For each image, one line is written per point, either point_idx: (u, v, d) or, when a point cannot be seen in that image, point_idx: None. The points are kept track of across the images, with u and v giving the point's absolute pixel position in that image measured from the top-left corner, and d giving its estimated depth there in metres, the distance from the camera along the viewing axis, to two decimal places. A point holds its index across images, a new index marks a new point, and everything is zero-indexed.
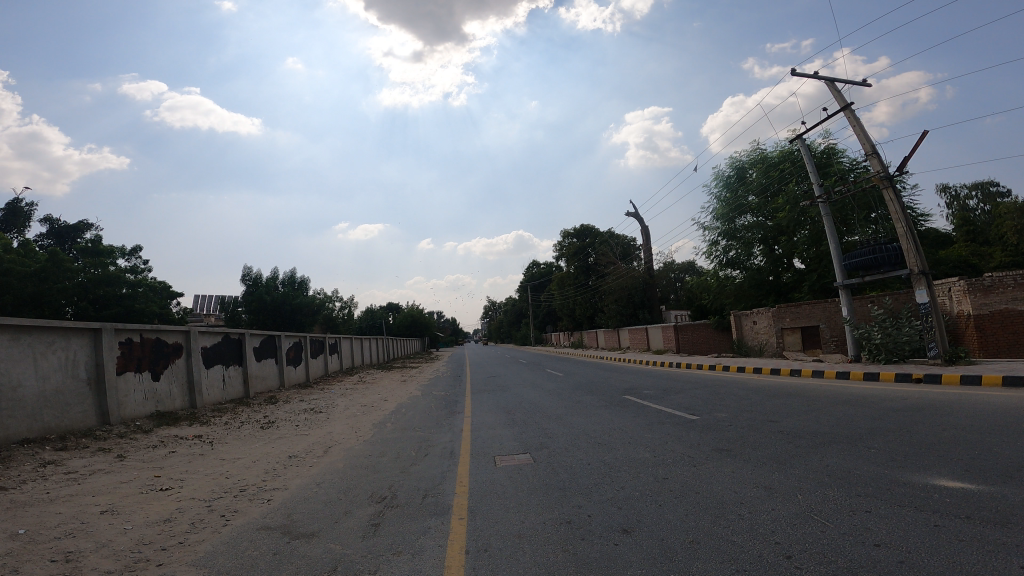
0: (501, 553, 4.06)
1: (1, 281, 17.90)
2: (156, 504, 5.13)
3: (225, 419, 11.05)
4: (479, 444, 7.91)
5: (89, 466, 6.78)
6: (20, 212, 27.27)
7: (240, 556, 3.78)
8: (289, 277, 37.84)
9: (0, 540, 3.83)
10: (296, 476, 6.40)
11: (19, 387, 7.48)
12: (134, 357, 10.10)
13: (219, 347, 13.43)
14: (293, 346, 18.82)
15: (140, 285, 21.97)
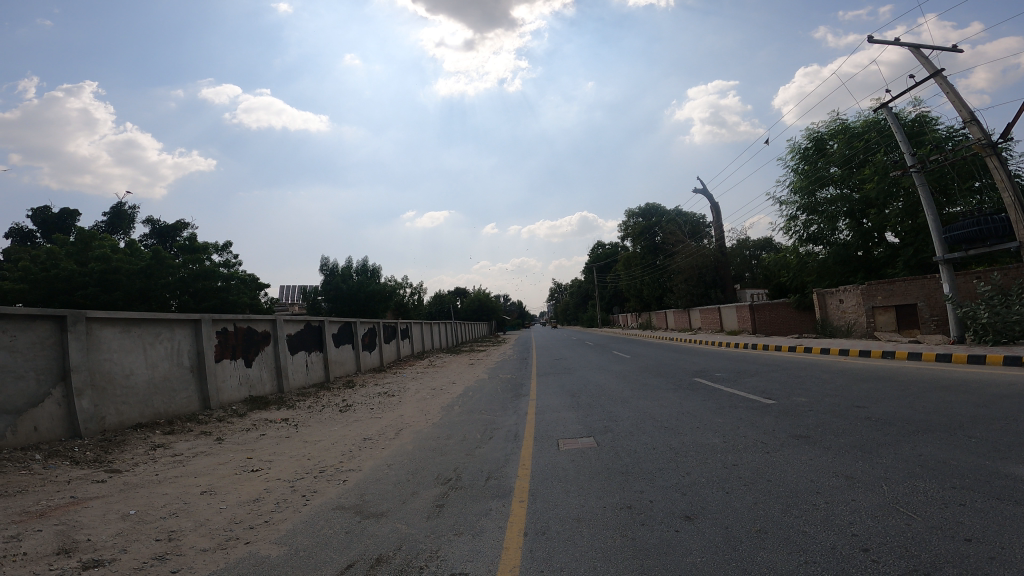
0: (560, 536, 4.14)
1: (114, 278, 19.77)
2: (247, 485, 5.60)
3: (309, 403, 11.78)
4: (545, 428, 8.02)
5: (191, 448, 7.49)
6: (125, 215, 30.02)
7: (317, 535, 4.08)
8: (364, 265, 39.40)
9: (115, 520, 4.33)
10: (370, 458, 6.78)
11: (131, 375, 8.32)
12: (229, 346, 10.95)
13: (302, 336, 14.28)
14: (368, 333, 19.70)
15: (233, 278, 23.70)
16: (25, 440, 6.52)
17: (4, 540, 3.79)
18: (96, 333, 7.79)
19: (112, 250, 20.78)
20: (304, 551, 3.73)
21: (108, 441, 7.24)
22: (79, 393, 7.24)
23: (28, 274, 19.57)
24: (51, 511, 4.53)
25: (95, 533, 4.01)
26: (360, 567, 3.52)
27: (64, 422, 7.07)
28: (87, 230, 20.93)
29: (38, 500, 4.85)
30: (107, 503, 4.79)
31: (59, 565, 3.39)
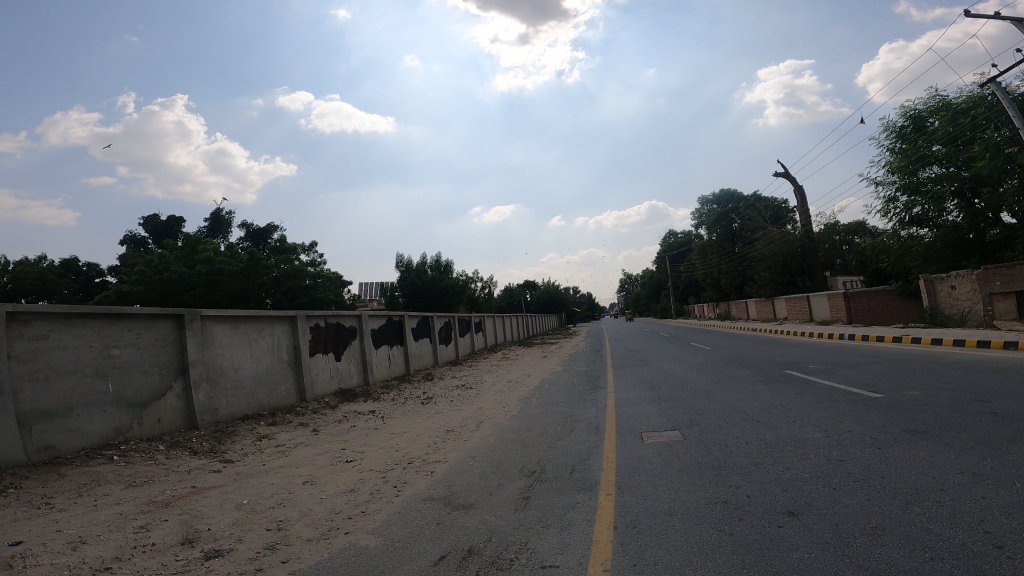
0: (652, 530, 4.07)
1: (217, 279, 21.26)
2: (343, 475, 5.89)
3: (392, 395, 12.23)
4: (628, 420, 7.90)
5: (291, 439, 7.96)
6: (222, 221, 32.16)
7: (410, 525, 4.22)
8: (437, 261, 40.28)
9: (231, 509, 4.66)
10: (454, 449, 6.94)
11: (239, 369, 8.95)
12: (321, 340, 11.55)
13: (385, 330, 14.83)
14: (443, 326, 20.18)
15: (320, 276, 24.74)
16: (149, 430, 7.17)
17: (138, 529, 4.16)
18: (209, 330, 8.43)
19: (214, 253, 22.41)
20: (399, 543, 3.86)
21: (220, 432, 7.83)
22: (194, 385, 7.86)
23: (144, 277, 21.41)
24: (176, 500, 4.95)
25: (213, 522, 4.33)
26: (453, 558, 3.59)
27: (182, 414, 7.70)
28: (193, 235, 22.71)
29: (164, 489, 5.31)
30: (222, 493, 5.17)
31: (184, 556, 3.65)
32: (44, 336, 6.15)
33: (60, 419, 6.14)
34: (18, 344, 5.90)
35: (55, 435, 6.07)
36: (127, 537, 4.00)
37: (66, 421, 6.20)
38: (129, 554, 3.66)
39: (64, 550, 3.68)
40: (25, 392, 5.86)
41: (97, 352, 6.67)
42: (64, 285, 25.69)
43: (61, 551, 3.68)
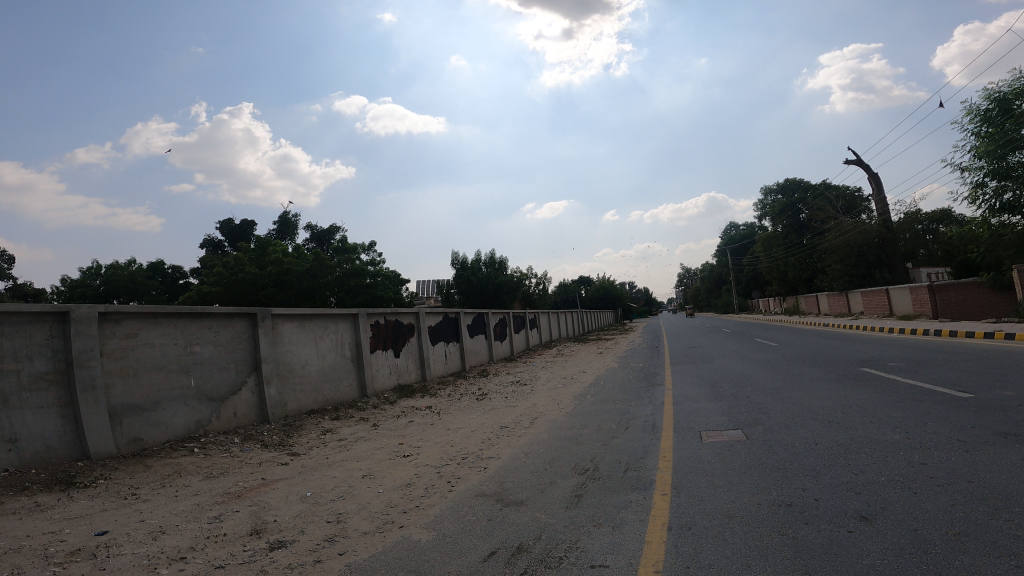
0: (708, 532, 3.97)
1: (286, 279, 22.33)
2: (400, 469, 6.07)
3: (449, 391, 12.47)
4: (687, 419, 7.72)
5: (353, 433, 8.27)
6: (290, 224, 33.71)
7: (462, 521, 4.30)
8: (491, 257, 40.57)
9: (295, 502, 4.90)
10: (507, 446, 7.01)
11: (306, 365, 9.38)
12: (381, 337, 11.92)
13: (441, 327, 15.12)
14: (499, 323, 20.35)
15: (380, 275, 25.45)
16: (226, 423, 7.64)
17: (211, 520, 4.45)
18: (277, 328, 8.87)
19: (283, 254, 23.53)
20: (451, 537, 3.94)
21: (289, 426, 8.24)
22: (266, 381, 8.30)
23: (221, 278, 22.88)
24: (247, 492, 5.26)
25: (279, 514, 4.57)
26: (502, 555, 3.63)
27: (255, 408, 8.15)
28: (264, 238, 23.98)
29: (237, 481, 5.65)
30: (289, 485, 5.45)
31: (251, 546, 3.87)
32: (134, 334, 6.66)
33: (147, 412, 6.64)
34: (112, 342, 6.42)
35: (143, 428, 6.57)
36: (201, 527, 4.28)
37: (153, 414, 6.70)
38: (203, 544, 3.92)
39: (146, 539, 3.98)
40: (117, 387, 6.38)
41: (180, 350, 7.16)
42: (151, 286, 27.67)
43: (144, 540, 3.99)
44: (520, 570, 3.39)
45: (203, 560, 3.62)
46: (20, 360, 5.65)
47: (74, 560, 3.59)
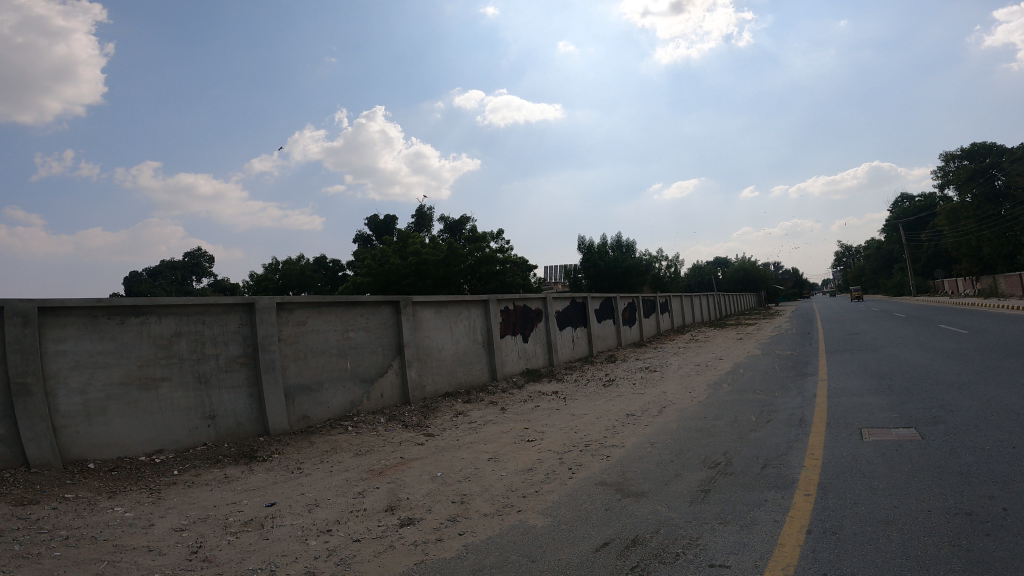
0: (855, 538, 3.59)
1: (424, 269, 23.78)
2: (524, 453, 6.26)
3: (575, 377, 12.57)
4: (841, 414, 7.01)
5: (483, 416, 8.67)
6: (426, 217, 35.84)
7: (580, 508, 4.33)
8: (618, 241, 39.79)
9: (426, 481, 5.28)
10: (632, 434, 6.90)
11: (442, 350, 9.99)
12: (511, 323, 12.29)
13: (569, 312, 15.20)
14: (628, 308, 19.96)
15: (509, 261, 25.59)
16: (375, 403, 8.41)
17: (355, 495, 4.96)
18: (417, 314, 9.51)
19: (421, 245, 25.07)
20: (566, 525, 4.00)
21: (426, 407, 8.87)
22: (408, 364, 8.98)
23: (370, 269, 25.15)
24: (388, 469, 5.77)
25: (411, 492, 4.95)
26: (616, 546, 3.61)
27: (399, 389, 8.87)
28: (404, 230, 25.77)
29: (380, 459, 6.22)
30: (423, 464, 5.88)
31: (385, 521, 4.25)
32: (302, 322, 7.56)
33: (312, 392, 7.53)
34: (285, 329, 7.35)
35: (309, 406, 7.47)
36: (347, 501, 4.79)
37: (316, 394, 7.59)
38: (346, 518, 4.38)
39: (302, 512, 4.55)
40: (289, 369, 7.31)
41: (338, 335, 8.00)
42: (316, 278, 31.05)
43: (300, 512, 4.56)
44: (633, 564, 3.35)
45: (344, 533, 4.04)
46: (218, 345, 6.70)
47: (247, 530, 4.21)
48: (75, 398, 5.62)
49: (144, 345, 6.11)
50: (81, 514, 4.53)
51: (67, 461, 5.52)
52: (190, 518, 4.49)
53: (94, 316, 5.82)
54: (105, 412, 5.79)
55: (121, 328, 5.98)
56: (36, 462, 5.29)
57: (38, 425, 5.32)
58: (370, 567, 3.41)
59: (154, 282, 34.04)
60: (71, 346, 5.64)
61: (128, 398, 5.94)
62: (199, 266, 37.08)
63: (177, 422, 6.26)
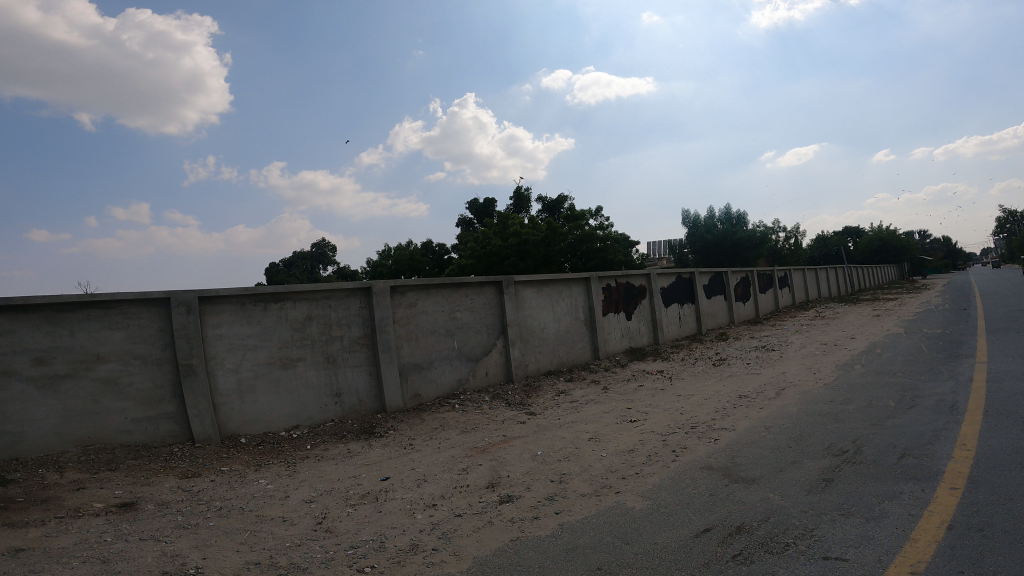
0: (1008, 537, 3.13)
1: (525, 249, 23.91)
2: (626, 435, 6.14)
3: (682, 356, 12.08)
4: (1001, 401, 6.10)
5: (585, 396, 8.62)
6: (524, 198, 35.98)
7: (682, 493, 4.16)
8: (728, 212, 37.42)
9: (527, 459, 5.35)
10: (745, 417, 6.50)
11: (544, 329, 10.04)
12: (613, 301, 12.06)
13: (674, 288, 14.60)
14: (741, 283, 18.77)
15: (610, 238, 24.97)
16: (480, 381, 8.66)
17: (460, 471, 5.13)
18: (520, 294, 9.60)
19: (521, 225, 25.21)
20: (666, 509, 3.86)
21: (529, 386, 8.98)
22: (511, 343, 9.13)
23: (474, 251, 25.86)
24: (491, 447, 5.91)
25: (512, 470, 5.04)
26: (720, 532, 3.44)
27: (503, 368, 9.07)
28: (504, 212, 26.05)
29: (484, 436, 6.39)
30: (524, 443, 5.96)
31: (486, 498, 4.36)
32: (414, 304, 7.92)
33: (423, 370, 7.91)
34: (399, 311, 7.74)
35: (421, 385, 7.86)
36: (452, 477, 4.98)
37: (427, 372, 7.96)
38: (450, 494, 4.55)
39: (412, 486, 4.80)
40: (403, 349, 7.72)
41: (446, 316, 8.30)
42: (424, 262, 32.40)
43: (410, 487, 4.81)
44: (736, 552, 3.16)
45: (448, 508, 4.20)
46: (342, 328, 7.21)
47: (364, 502, 4.51)
48: (229, 377, 6.35)
49: (283, 328, 6.73)
50: (232, 486, 5.12)
51: (225, 436, 6.27)
52: (317, 490, 4.90)
53: (243, 303, 6.49)
54: (253, 390, 6.49)
55: (265, 313, 6.62)
56: (201, 436, 6.07)
57: (201, 403, 6.09)
58: (469, 542, 3.52)
59: (287, 271, 37.40)
60: (226, 331, 6.35)
61: (270, 376, 6.60)
62: (324, 255, 40.05)
63: (309, 398, 6.86)
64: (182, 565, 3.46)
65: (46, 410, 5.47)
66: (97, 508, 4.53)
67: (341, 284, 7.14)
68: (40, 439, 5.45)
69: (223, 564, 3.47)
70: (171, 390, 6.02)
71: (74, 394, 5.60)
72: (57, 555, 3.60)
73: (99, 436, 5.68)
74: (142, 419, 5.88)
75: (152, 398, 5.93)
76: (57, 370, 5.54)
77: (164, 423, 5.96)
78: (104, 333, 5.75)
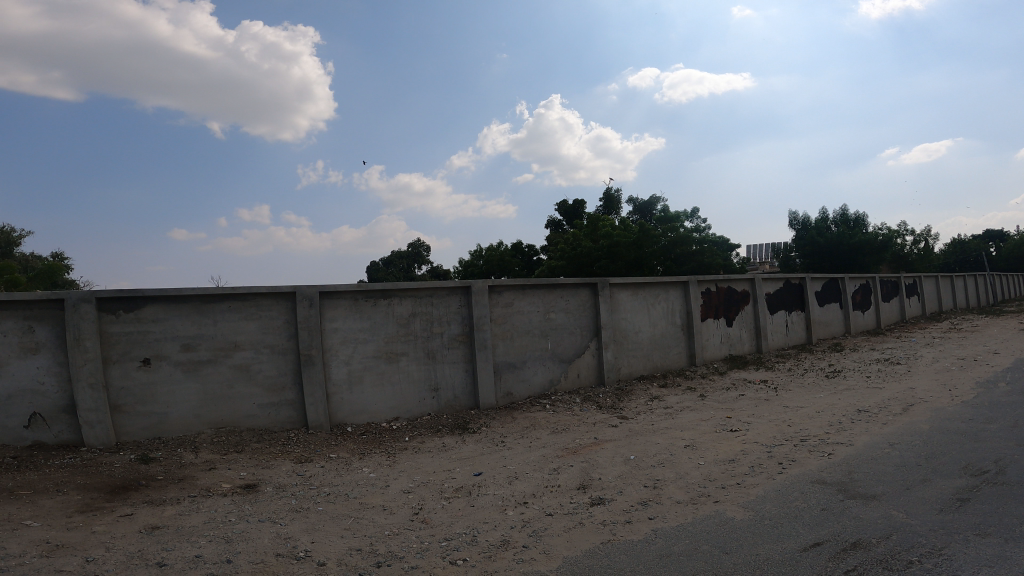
0: None
1: (616, 251, 23.44)
2: (726, 444, 5.82)
3: (790, 366, 11.27)
4: None
5: (680, 402, 8.28)
6: (614, 200, 35.35)
7: (789, 506, 3.87)
8: (843, 214, 34.52)
9: (620, 463, 5.21)
10: (864, 433, 5.93)
11: (639, 333, 9.78)
12: (712, 306, 11.51)
13: (781, 294, 13.67)
14: (859, 289, 17.20)
15: (707, 240, 23.75)
16: (572, 383, 8.60)
17: (551, 471, 5.10)
18: (615, 296, 9.42)
19: (612, 227, 24.75)
20: (770, 521, 3.60)
21: (621, 389, 8.78)
22: (605, 346, 8.97)
23: (564, 253, 25.76)
24: (582, 449, 5.84)
25: (604, 473, 4.93)
26: (831, 548, 3.15)
27: (595, 371, 8.94)
28: (594, 213, 25.72)
29: (575, 438, 6.32)
30: (616, 446, 5.82)
31: (577, 499, 4.28)
32: (510, 303, 8.01)
33: (517, 370, 7.98)
34: (496, 310, 7.87)
35: (514, 384, 7.94)
36: (544, 477, 4.96)
37: (520, 372, 8.02)
38: (541, 493, 4.52)
39: (503, 483, 4.83)
40: (498, 348, 7.83)
41: (541, 317, 8.32)
42: (513, 262, 32.63)
43: (502, 483, 4.85)
44: (850, 568, 2.88)
45: (538, 507, 4.18)
46: (443, 325, 7.44)
47: (458, 496, 4.61)
48: (341, 368, 6.76)
49: (389, 324, 7.06)
50: (340, 473, 5.43)
51: (335, 423, 6.68)
52: (414, 481, 5.07)
53: (355, 299, 6.87)
54: (360, 382, 6.86)
55: (374, 309, 6.98)
56: (314, 423, 6.50)
57: (316, 392, 6.52)
58: (559, 542, 3.47)
59: (385, 272, 39.06)
60: (340, 324, 6.77)
61: (376, 370, 6.95)
62: (420, 256, 41.59)
63: (410, 392, 7.14)
64: (294, 547, 3.69)
65: (186, 393, 6.10)
66: (224, 488, 4.98)
67: (444, 282, 7.36)
68: (182, 420, 6.09)
69: (329, 548, 3.66)
70: (291, 378, 6.50)
71: (212, 379, 6.20)
72: (188, 533, 3.98)
73: (229, 419, 6.25)
74: (265, 404, 6.40)
75: (275, 385, 6.43)
76: (199, 356, 6.16)
77: (284, 410, 6.46)
78: (238, 322, 6.31)
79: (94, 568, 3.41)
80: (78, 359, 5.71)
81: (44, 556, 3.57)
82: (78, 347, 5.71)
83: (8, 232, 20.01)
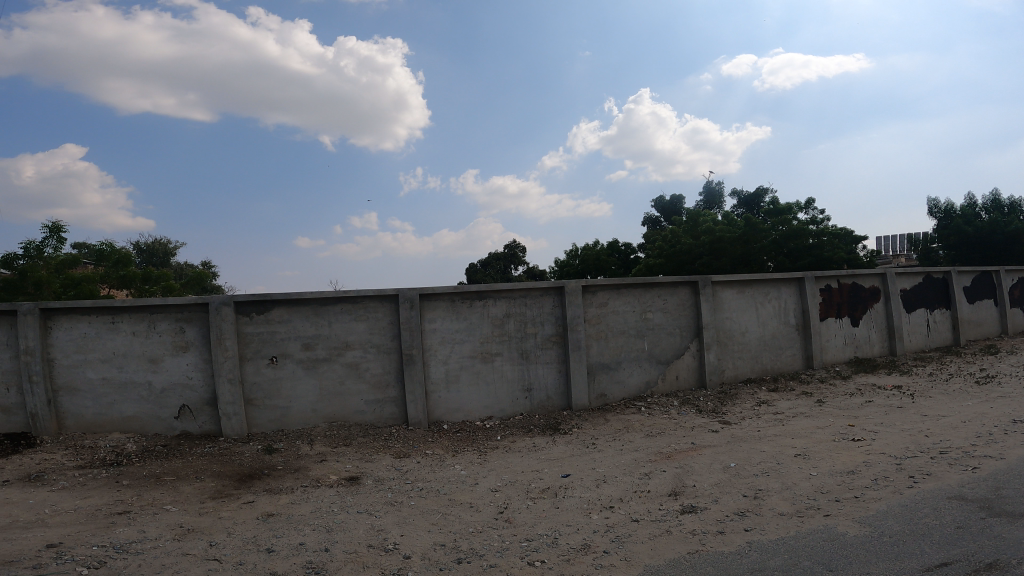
0: None
1: (720, 247, 22.20)
2: (845, 454, 5.26)
3: (929, 370, 9.98)
4: None
5: (793, 408, 7.62)
6: (716, 194, 33.56)
7: (915, 522, 3.40)
8: (995, 199, 30.11)
9: (718, 470, 4.88)
10: (1019, 446, 5.08)
11: (746, 333, 9.16)
12: (833, 304, 10.50)
13: (918, 289, 12.15)
14: (1018, 284, 14.87)
15: (826, 233, 21.73)
16: (670, 385, 8.24)
17: (642, 476, 4.90)
18: (718, 294, 8.89)
19: (715, 222, 23.49)
20: (890, 538, 3.18)
21: (725, 393, 8.26)
22: (707, 347, 8.49)
23: (663, 250, 24.84)
24: (677, 454, 5.54)
25: (699, 480, 4.64)
26: (961, 569, 2.73)
27: (697, 373, 8.50)
28: (694, 209, 24.55)
29: (671, 442, 6.02)
30: (715, 453, 5.47)
31: (667, 506, 4.07)
32: (605, 303, 7.83)
33: (611, 371, 7.79)
34: (591, 310, 7.73)
35: (609, 385, 7.76)
36: (634, 481, 4.77)
37: (615, 372, 7.82)
38: (630, 498, 4.34)
39: (591, 486, 4.71)
40: (593, 348, 7.69)
41: (637, 316, 8.06)
42: (611, 261, 31.96)
43: (590, 486, 4.73)
44: None
45: (624, 512, 4.03)
46: (538, 325, 7.43)
47: (544, 497, 4.56)
48: (440, 367, 6.99)
49: (485, 324, 7.19)
50: (434, 469, 5.60)
51: (433, 420, 6.91)
52: (503, 481, 5.10)
53: (453, 300, 7.06)
54: (458, 380, 7.05)
55: (471, 310, 7.14)
56: (414, 420, 6.77)
57: (417, 390, 6.78)
58: (643, 549, 3.32)
59: (484, 274, 39.92)
60: (438, 325, 6.99)
61: (473, 369, 7.10)
62: (518, 257, 41.91)
63: (504, 392, 7.22)
64: (384, 539, 3.84)
65: (304, 389, 6.61)
66: (331, 479, 5.32)
67: (537, 282, 7.35)
68: (301, 414, 6.60)
69: (416, 542, 3.77)
70: (394, 376, 6.82)
71: (327, 376, 6.66)
72: (297, 521, 4.29)
73: (340, 414, 6.68)
74: (372, 401, 6.76)
75: (380, 383, 6.78)
76: (316, 354, 6.64)
77: (388, 406, 6.79)
78: (349, 323, 6.73)
79: (216, 551, 3.77)
80: (218, 356, 6.37)
81: (176, 539, 4.00)
82: (219, 345, 6.37)
83: (164, 243, 22.94)
